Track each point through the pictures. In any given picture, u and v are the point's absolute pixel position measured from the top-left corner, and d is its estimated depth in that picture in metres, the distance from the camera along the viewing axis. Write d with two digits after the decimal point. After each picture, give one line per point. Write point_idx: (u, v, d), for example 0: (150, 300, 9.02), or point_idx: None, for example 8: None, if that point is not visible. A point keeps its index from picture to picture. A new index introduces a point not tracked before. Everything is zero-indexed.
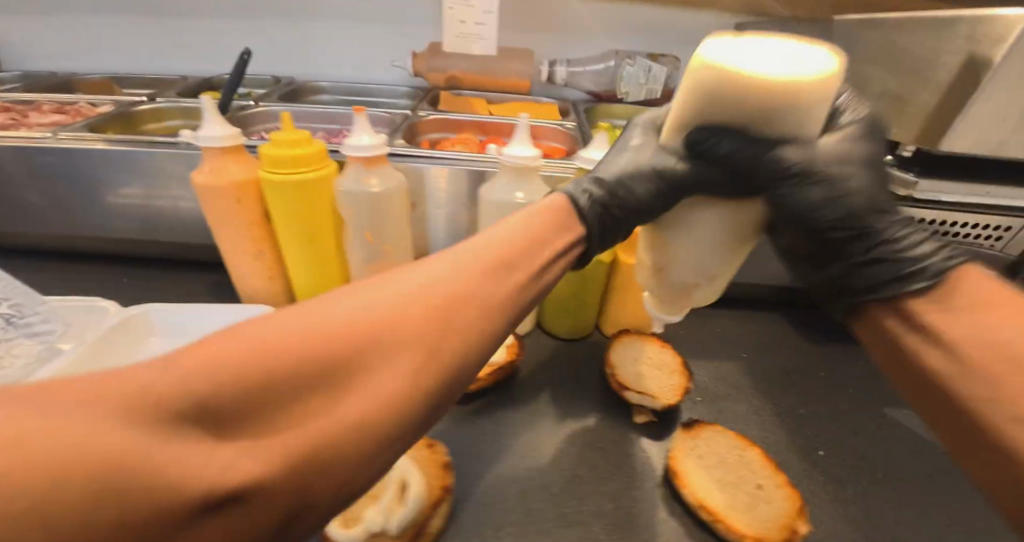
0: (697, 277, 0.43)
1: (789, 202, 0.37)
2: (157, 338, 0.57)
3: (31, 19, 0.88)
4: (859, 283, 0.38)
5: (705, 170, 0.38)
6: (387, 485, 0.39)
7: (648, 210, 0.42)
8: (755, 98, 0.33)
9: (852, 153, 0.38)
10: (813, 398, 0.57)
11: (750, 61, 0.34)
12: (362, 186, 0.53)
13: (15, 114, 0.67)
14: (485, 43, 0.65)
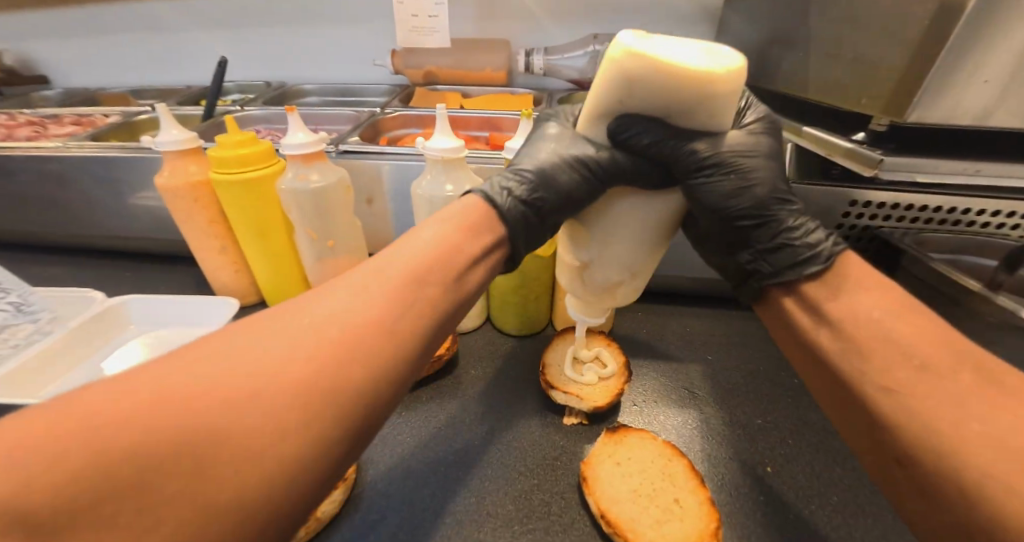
0: (620, 274, 0.38)
1: (702, 195, 0.35)
2: (135, 327, 0.63)
3: (67, 42, 1.00)
4: (766, 268, 0.36)
5: (630, 164, 0.33)
6: None
7: (568, 203, 0.36)
8: (677, 90, 0.29)
9: (760, 144, 0.36)
10: (775, 405, 0.52)
11: (672, 48, 0.29)
12: (304, 183, 0.54)
13: (38, 127, 0.78)
14: (440, 35, 0.65)
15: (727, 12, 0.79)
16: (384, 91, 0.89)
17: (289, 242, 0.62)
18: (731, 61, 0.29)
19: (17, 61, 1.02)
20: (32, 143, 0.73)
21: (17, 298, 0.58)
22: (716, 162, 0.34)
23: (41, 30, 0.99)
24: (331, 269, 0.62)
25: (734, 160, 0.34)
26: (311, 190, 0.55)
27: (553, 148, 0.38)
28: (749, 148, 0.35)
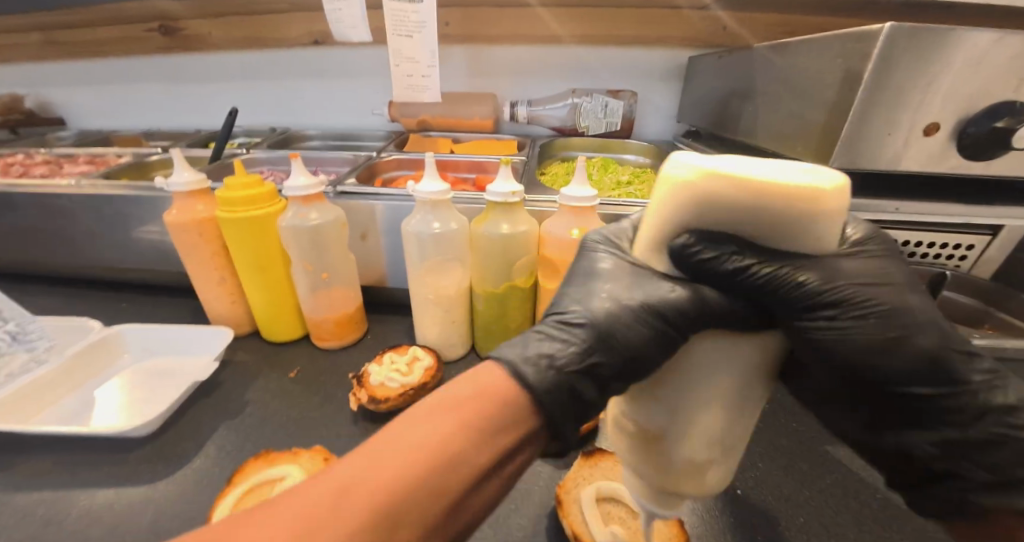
0: (709, 450, 0.28)
1: (818, 339, 0.28)
2: (128, 355, 0.65)
3: (85, 88, 1.06)
4: (933, 450, 0.31)
5: (729, 307, 0.27)
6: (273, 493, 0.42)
7: (643, 366, 0.29)
8: (776, 211, 0.24)
9: (879, 268, 0.29)
10: (744, 432, 0.55)
11: (753, 162, 0.25)
12: (303, 221, 0.59)
13: (53, 165, 0.83)
14: (431, 92, 0.73)
15: (692, 71, 0.88)
16: (380, 136, 0.96)
17: (285, 275, 0.65)
18: (832, 176, 0.24)
19: (38, 105, 1.09)
20: (48, 182, 0.77)
21: (17, 327, 0.61)
22: (835, 300, 0.28)
23: (62, 77, 1.06)
24: (323, 300, 0.65)
25: (860, 297, 0.28)
26: (310, 226, 0.59)
27: (610, 290, 0.31)
28: (867, 275, 0.29)
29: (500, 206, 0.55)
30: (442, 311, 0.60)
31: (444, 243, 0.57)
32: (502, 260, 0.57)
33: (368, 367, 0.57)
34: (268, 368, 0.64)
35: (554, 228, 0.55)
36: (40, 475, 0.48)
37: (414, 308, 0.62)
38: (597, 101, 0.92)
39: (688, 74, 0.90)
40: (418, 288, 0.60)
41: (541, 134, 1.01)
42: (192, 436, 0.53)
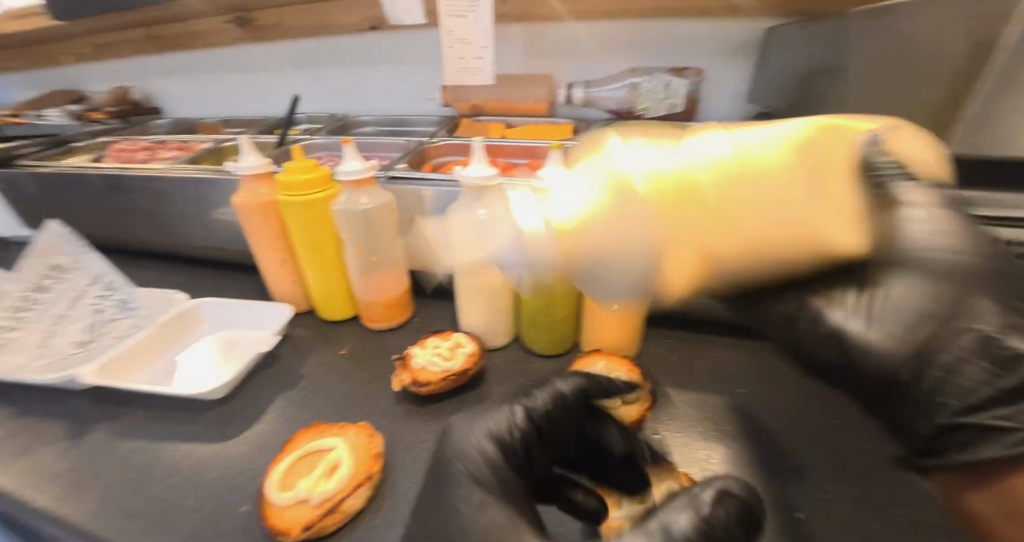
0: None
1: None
2: (209, 326, 0.71)
3: (177, 80, 1.17)
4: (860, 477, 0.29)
5: None
6: (321, 462, 0.44)
7: None
8: None
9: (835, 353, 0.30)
10: (809, 448, 0.49)
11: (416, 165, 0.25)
12: (354, 205, 0.60)
13: (150, 151, 0.92)
14: (485, 74, 0.72)
15: (768, 45, 0.79)
16: (433, 122, 0.96)
17: (338, 256, 0.68)
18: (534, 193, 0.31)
19: (141, 96, 1.22)
20: (146, 166, 0.86)
21: (123, 296, 0.68)
22: None
23: (159, 71, 1.17)
24: (373, 283, 0.67)
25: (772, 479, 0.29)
26: (361, 210, 0.61)
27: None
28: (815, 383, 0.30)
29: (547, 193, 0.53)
30: (486, 298, 0.60)
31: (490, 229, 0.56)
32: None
33: (412, 350, 0.58)
34: (323, 344, 0.68)
35: None
36: (132, 427, 0.54)
37: (459, 293, 0.62)
38: (659, 81, 0.86)
39: (764, 48, 0.82)
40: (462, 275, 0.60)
41: (597, 118, 0.96)
42: (256, 403, 0.57)
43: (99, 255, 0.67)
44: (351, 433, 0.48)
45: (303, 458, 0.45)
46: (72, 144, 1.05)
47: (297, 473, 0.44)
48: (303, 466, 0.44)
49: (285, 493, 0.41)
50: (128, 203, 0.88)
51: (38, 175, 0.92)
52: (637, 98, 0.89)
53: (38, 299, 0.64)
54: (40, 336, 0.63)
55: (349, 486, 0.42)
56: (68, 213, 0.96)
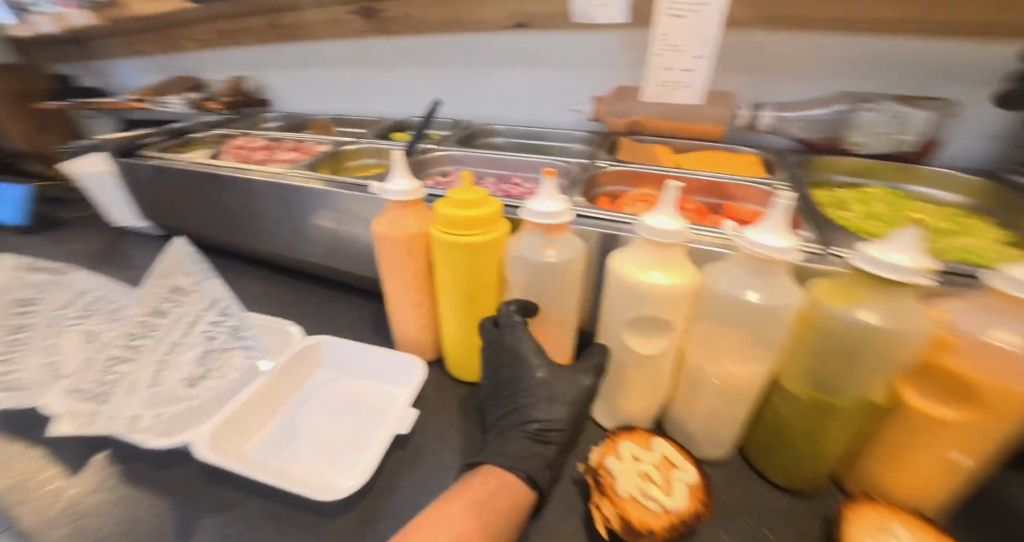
0: None
1: None
2: (327, 371, 0.61)
3: (292, 72, 1.09)
4: None
5: None
6: None
7: None
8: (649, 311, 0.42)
9: None
10: None
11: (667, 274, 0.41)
12: (537, 254, 0.46)
13: (267, 150, 0.83)
14: (690, 90, 0.55)
15: None
16: (579, 138, 0.80)
17: (490, 309, 0.54)
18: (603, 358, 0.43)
19: (253, 86, 1.16)
20: (263, 169, 0.77)
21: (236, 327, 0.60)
22: None
23: (275, 61, 1.10)
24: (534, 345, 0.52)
25: None
26: (544, 263, 0.46)
27: None
28: None
29: (873, 284, 0.36)
30: (729, 404, 0.43)
31: (755, 321, 0.40)
32: (847, 358, 0.38)
33: (604, 462, 0.44)
34: (464, 417, 0.54)
35: (968, 326, 0.34)
36: (249, 524, 0.44)
37: (682, 387, 0.46)
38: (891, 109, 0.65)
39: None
40: (699, 364, 0.44)
41: (775, 145, 0.78)
42: (394, 505, 0.44)
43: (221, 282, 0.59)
44: None
45: None
46: (188, 136, 1.00)
47: None
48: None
49: None
50: (245, 211, 0.80)
51: (158, 169, 0.86)
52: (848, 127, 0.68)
53: (152, 325, 0.57)
54: (153, 372, 0.54)
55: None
56: (180, 210, 0.90)
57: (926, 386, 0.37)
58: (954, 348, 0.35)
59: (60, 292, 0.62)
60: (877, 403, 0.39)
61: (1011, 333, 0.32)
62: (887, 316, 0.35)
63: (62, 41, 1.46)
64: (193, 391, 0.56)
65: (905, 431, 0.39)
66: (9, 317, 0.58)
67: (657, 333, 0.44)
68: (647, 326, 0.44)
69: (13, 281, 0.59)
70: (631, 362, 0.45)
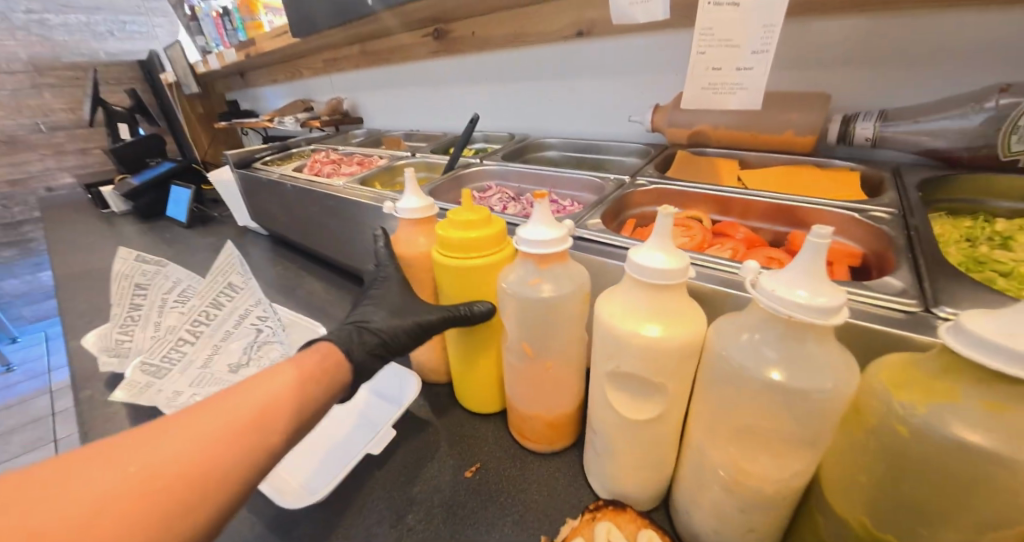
0: None
1: None
2: None
3: (379, 92, 1.19)
4: None
5: None
6: None
7: None
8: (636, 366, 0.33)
9: None
10: None
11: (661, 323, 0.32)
12: (527, 289, 0.38)
13: (337, 163, 0.91)
14: (746, 94, 0.43)
15: None
16: (635, 150, 0.71)
17: (491, 342, 0.49)
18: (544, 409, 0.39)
19: (350, 106, 1.30)
20: (328, 180, 0.85)
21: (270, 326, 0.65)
22: None
23: (367, 83, 1.21)
24: (533, 393, 0.44)
25: None
26: (539, 298, 0.38)
27: None
28: None
29: (972, 375, 0.23)
30: (742, 506, 0.32)
31: (789, 403, 0.28)
32: (920, 480, 0.24)
33: (569, 538, 0.36)
34: (448, 446, 0.51)
35: None
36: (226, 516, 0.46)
37: (685, 467, 0.36)
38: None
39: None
40: (704, 443, 0.34)
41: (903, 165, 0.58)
42: (348, 525, 0.43)
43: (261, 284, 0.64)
44: None
45: None
46: (290, 150, 1.15)
47: None
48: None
49: None
50: (312, 217, 0.88)
51: (260, 179, 1.01)
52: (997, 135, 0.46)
53: (212, 315, 0.65)
54: (208, 353, 0.64)
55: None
56: (274, 214, 1.03)
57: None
58: None
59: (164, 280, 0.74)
60: None
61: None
62: (995, 430, 0.22)
63: (230, 75, 1.83)
64: (235, 376, 0.63)
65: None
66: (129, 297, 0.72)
67: (649, 394, 0.35)
68: (642, 385, 0.34)
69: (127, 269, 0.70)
70: (617, 424, 0.37)
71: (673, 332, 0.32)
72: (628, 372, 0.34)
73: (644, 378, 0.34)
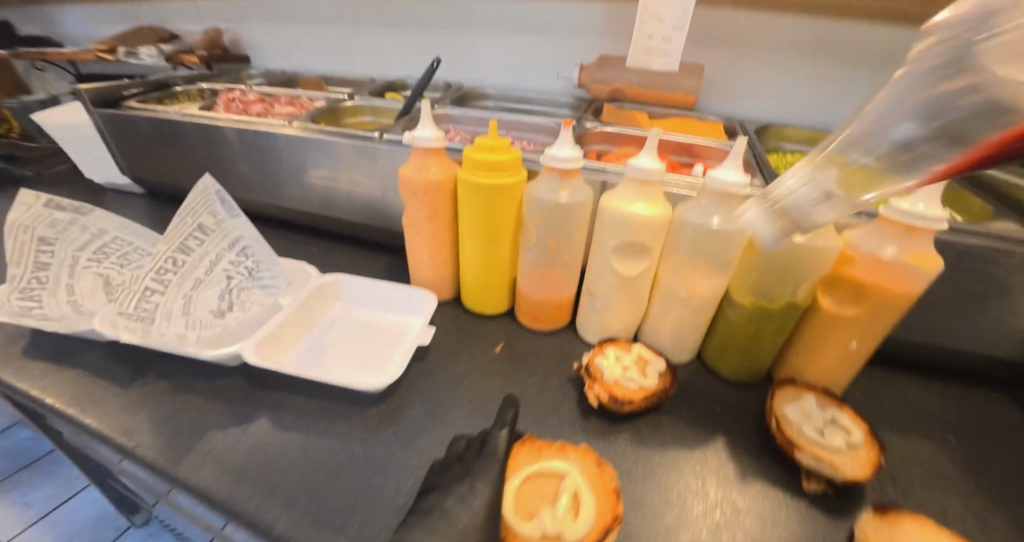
0: None
1: None
2: (343, 304, 0.68)
3: (273, 27, 1.09)
4: None
5: None
6: (560, 492, 0.36)
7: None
8: (635, 238, 0.51)
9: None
10: None
11: (651, 208, 0.50)
12: (553, 195, 0.53)
13: (266, 103, 0.86)
14: (669, 59, 0.63)
15: None
16: (566, 103, 0.87)
17: (506, 252, 0.61)
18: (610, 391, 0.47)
19: (231, 40, 1.15)
20: (264, 120, 0.81)
21: (253, 265, 0.65)
22: None
23: (256, 15, 1.09)
24: (551, 281, 0.58)
25: None
26: (559, 203, 0.53)
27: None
28: None
29: None
30: (691, 315, 0.55)
31: (720, 244, 0.50)
32: (781, 268, 0.49)
33: (593, 360, 0.55)
34: (472, 339, 0.63)
35: (866, 245, 0.46)
36: (295, 420, 0.51)
37: (656, 304, 0.57)
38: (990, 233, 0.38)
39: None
40: (670, 283, 0.55)
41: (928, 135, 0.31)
42: (421, 399, 0.53)
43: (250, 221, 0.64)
44: (577, 458, 0.40)
45: (529, 481, 0.38)
46: (171, 88, 1.00)
47: (530, 499, 0.37)
48: (530, 492, 0.37)
49: (529, 524, 0.35)
50: (245, 162, 0.83)
51: (147, 121, 0.86)
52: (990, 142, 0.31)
53: (179, 261, 0.60)
54: (182, 303, 0.59)
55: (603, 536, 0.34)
56: (171, 163, 0.90)
57: (837, 295, 0.50)
58: (854, 263, 0.47)
59: (77, 233, 0.63)
60: (800, 308, 0.51)
61: (892, 246, 0.44)
62: (811, 235, 0.46)
63: None
64: (224, 319, 0.60)
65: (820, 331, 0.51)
66: (32, 254, 0.59)
67: (640, 258, 0.53)
68: (635, 252, 0.53)
69: (33, 216, 0.59)
70: (615, 282, 0.55)
71: (658, 211, 0.50)
72: (628, 243, 0.52)
73: (639, 244, 0.52)
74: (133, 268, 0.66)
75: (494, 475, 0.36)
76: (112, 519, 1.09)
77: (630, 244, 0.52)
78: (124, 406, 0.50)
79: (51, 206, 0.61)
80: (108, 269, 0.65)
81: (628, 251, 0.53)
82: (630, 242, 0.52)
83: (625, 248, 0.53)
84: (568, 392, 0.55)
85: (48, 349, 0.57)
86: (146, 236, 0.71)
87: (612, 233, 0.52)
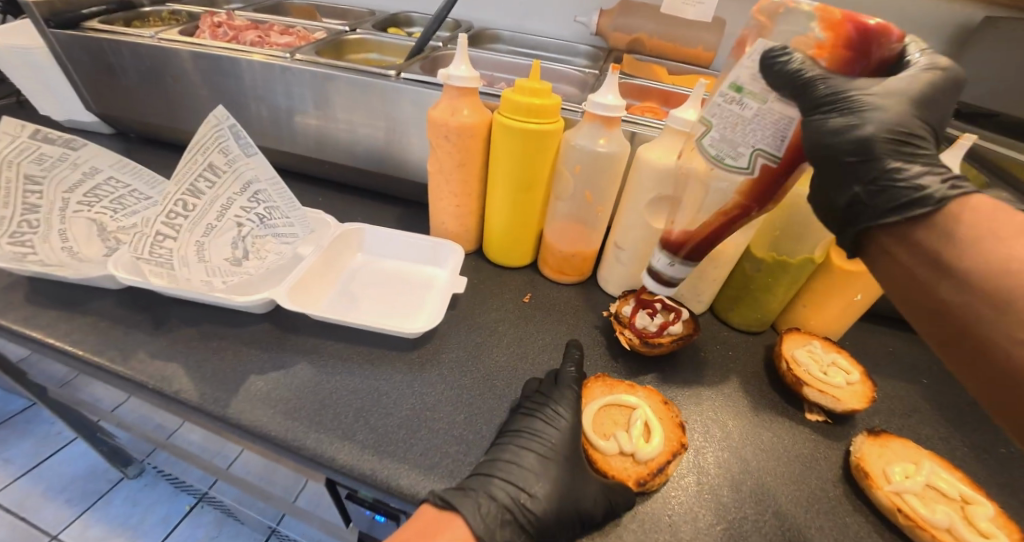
0: None
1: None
2: (364, 254, 0.66)
3: None
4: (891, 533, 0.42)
5: None
6: (632, 418, 0.45)
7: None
8: (670, 191, 0.53)
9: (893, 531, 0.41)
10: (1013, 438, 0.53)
11: None
12: (593, 143, 0.53)
13: (260, 31, 0.79)
14: (702, 8, 0.62)
15: (955, 32, 0.76)
16: (582, 52, 0.85)
17: (536, 203, 0.61)
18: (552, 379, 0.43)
19: None
20: (262, 50, 0.74)
21: (267, 211, 0.61)
22: None
23: None
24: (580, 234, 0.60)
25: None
26: (598, 154, 0.53)
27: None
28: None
29: None
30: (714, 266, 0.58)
31: None
32: (802, 226, 0.53)
33: (621, 307, 0.58)
34: (499, 289, 0.64)
35: None
36: (336, 367, 0.50)
37: None
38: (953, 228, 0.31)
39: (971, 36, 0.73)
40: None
41: (753, 145, 0.37)
42: (460, 344, 0.55)
43: (264, 161, 0.61)
44: (644, 395, 0.49)
45: (605, 407, 0.47)
46: (140, 7, 0.89)
47: (605, 422, 0.46)
48: (606, 417, 0.47)
49: (607, 443, 0.44)
50: (241, 98, 0.77)
51: (117, 47, 0.76)
52: (842, 112, 0.33)
53: (189, 205, 0.56)
54: (195, 250, 0.55)
55: (668, 452, 0.42)
56: (146, 95, 0.81)
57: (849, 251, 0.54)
58: None
59: (68, 172, 0.58)
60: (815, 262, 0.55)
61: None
62: None
63: None
64: (242, 268, 0.57)
65: (829, 283, 0.55)
66: (23, 195, 0.54)
67: (671, 212, 0.55)
68: (668, 206, 0.55)
69: (18, 150, 0.55)
70: (646, 234, 0.57)
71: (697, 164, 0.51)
72: (663, 195, 0.54)
73: (673, 197, 0.54)
74: (129, 213, 0.62)
75: (573, 404, 0.45)
76: (104, 472, 1.07)
77: (664, 198, 0.54)
78: (153, 350, 0.49)
79: (40, 138, 0.57)
80: (101, 213, 0.60)
81: (660, 204, 0.55)
82: (665, 194, 0.54)
83: (659, 202, 0.55)
84: (597, 337, 0.58)
85: (53, 295, 0.54)
86: (145, 176, 0.66)
87: (648, 184, 0.54)
